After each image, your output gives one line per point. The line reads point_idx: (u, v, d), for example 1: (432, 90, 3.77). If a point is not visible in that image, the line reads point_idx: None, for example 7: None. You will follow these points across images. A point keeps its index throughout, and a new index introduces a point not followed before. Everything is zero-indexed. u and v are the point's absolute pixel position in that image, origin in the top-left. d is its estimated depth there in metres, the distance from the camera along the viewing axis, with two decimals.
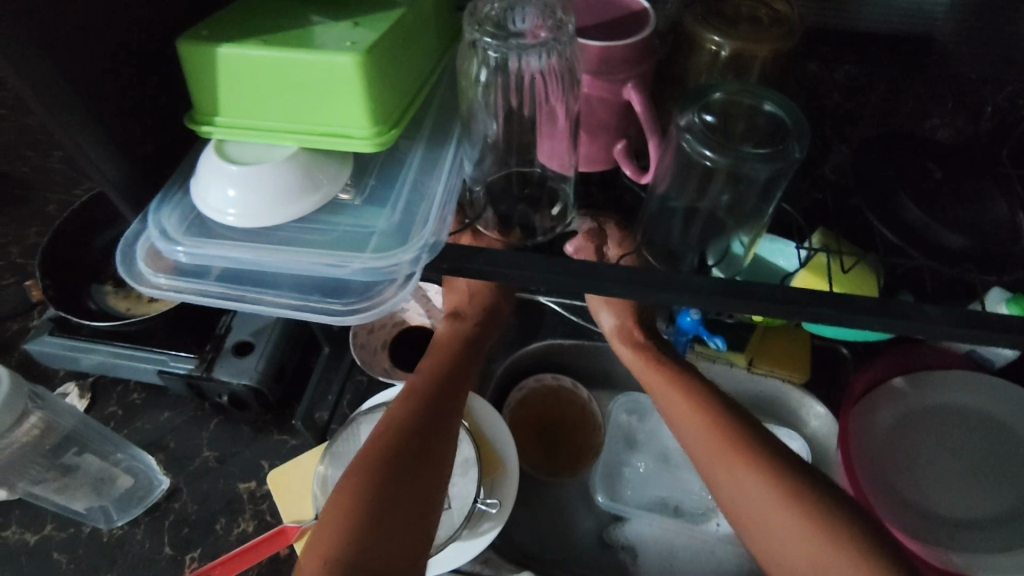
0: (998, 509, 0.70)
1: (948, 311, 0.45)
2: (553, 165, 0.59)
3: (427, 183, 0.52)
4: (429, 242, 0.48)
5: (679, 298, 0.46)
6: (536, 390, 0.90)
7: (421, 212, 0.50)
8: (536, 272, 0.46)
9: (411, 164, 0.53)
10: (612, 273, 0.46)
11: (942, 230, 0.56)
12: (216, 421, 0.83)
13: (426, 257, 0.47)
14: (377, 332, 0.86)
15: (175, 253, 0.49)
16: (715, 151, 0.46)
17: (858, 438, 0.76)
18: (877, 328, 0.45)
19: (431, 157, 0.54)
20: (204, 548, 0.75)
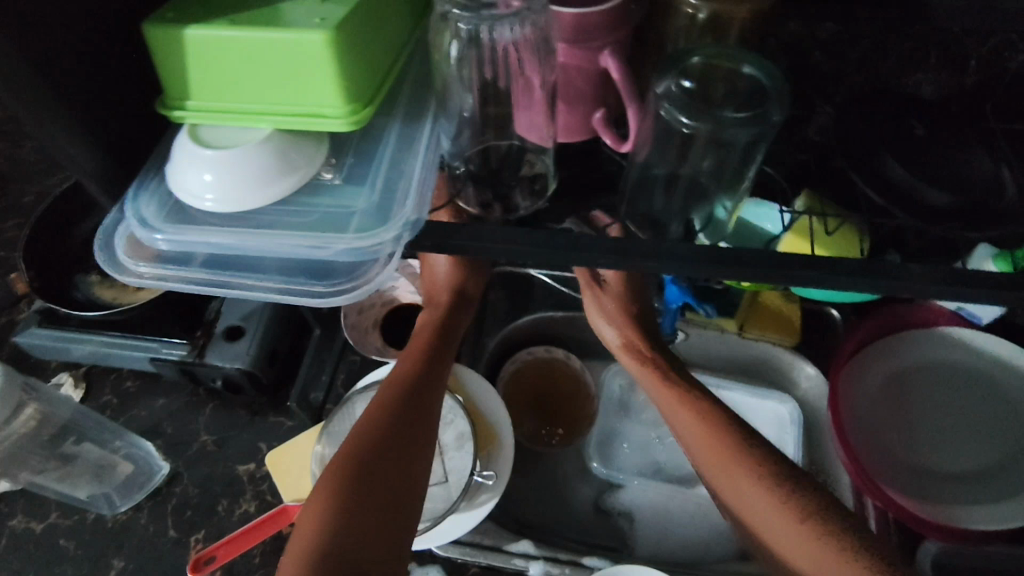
0: (987, 461, 0.71)
1: (931, 269, 0.45)
2: (532, 137, 0.58)
3: (404, 158, 0.51)
4: (410, 219, 0.47)
5: (665, 266, 0.46)
6: (530, 362, 0.90)
7: (401, 189, 0.49)
8: (521, 247, 0.46)
9: (390, 140, 0.52)
10: (597, 243, 0.46)
11: (923, 187, 0.59)
12: (213, 405, 0.84)
13: (409, 234, 0.47)
14: (366, 313, 0.87)
15: (156, 240, 0.48)
16: (694, 118, 0.46)
17: (848, 398, 0.77)
18: (861, 288, 0.45)
19: (409, 131, 0.53)
20: (207, 530, 0.76)
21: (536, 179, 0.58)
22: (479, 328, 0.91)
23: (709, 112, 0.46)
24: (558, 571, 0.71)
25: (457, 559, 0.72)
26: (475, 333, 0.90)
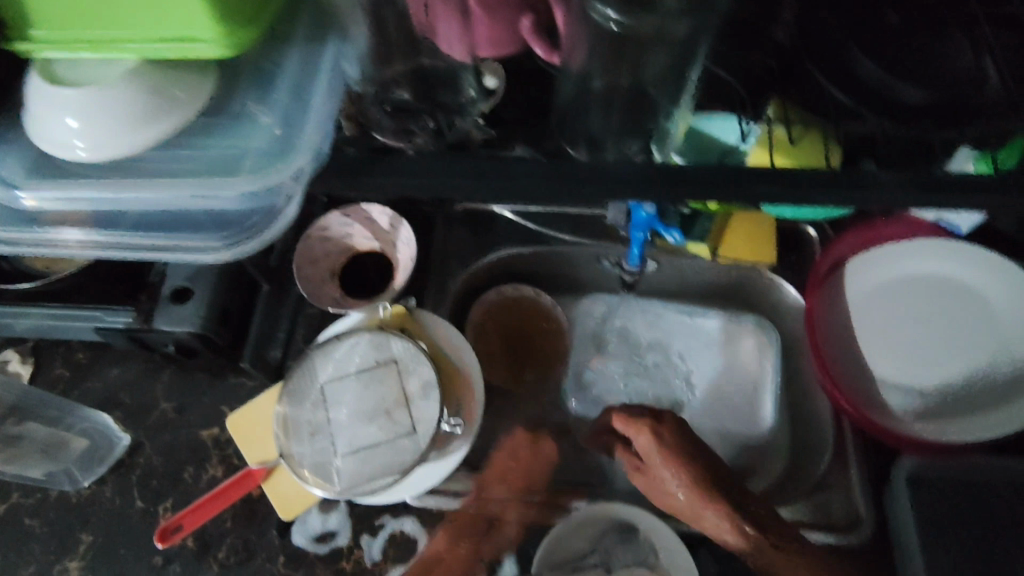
0: (975, 370, 0.68)
1: (900, 176, 0.43)
2: (456, 52, 0.52)
3: (308, 90, 0.50)
4: (310, 158, 0.47)
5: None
6: (497, 303, 0.86)
7: (303, 126, 0.49)
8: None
9: (290, 70, 0.50)
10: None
11: (895, 84, 0.53)
12: (170, 371, 0.80)
13: (297, 177, 0.48)
14: (320, 264, 0.81)
15: (24, 198, 0.53)
16: (625, 14, 0.39)
17: (825, 318, 0.75)
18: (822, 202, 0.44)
19: (313, 52, 0.50)
20: (175, 498, 0.74)
21: None
22: (442, 271, 0.86)
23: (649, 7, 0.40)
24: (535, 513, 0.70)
25: (434, 507, 0.71)
26: (438, 276, 0.86)
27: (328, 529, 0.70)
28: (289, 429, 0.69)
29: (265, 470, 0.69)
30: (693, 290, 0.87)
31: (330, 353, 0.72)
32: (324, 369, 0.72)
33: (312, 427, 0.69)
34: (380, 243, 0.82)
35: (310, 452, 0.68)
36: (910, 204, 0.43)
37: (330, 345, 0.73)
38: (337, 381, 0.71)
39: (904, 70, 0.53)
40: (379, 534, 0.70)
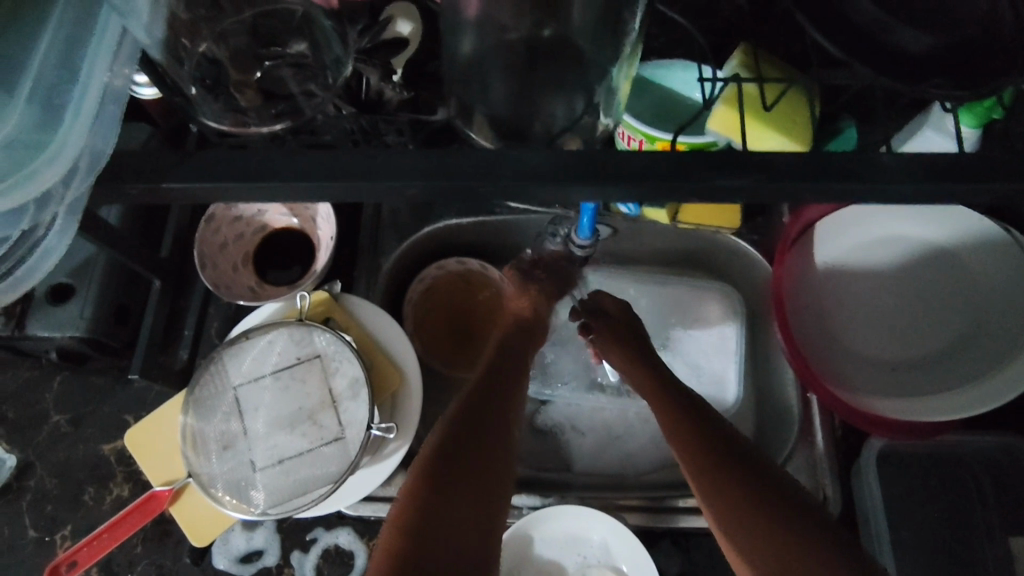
0: (953, 337, 0.62)
1: (908, 156, 0.30)
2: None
3: (72, 51, 0.31)
4: (92, 158, 0.31)
5: (504, 194, 0.30)
6: (441, 279, 0.76)
7: (66, 118, 0.31)
8: (293, 176, 0.30)
9: (68, 21, 0.31)
10: (406, 164, 0.30)
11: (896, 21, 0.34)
12: (59, 378, 0.69)
13: (86, 163, 0.31)
14: (229, 248, 0.68)
15: None
16: None
17: (793, 287, 0.68)
18: (807, 199, 0.30)
19: (82, 9, 0.32)
20: (76, 524, 0.65)
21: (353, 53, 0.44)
22: (374, 248, 0.74)
23: None
24: None
25: (371, 517, 0.64)
26: (370, 255, 0.73)
27: (253, 547, 0.63)
28: (197, 444, 0.60)
29: (171, 492, 0.60)
30: (656, 256, 0.79)
31: (243, 352, 0.63)
32: (238, 370, 0.63)
33: (224, 441, 0.61)
34: (298, 219, 0.70)
35: (221, 470, 0.60)
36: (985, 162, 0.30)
37: (240, 344, 0.63)
38: (253, 383, 0.63)
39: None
40: (311, 549, 0.63)
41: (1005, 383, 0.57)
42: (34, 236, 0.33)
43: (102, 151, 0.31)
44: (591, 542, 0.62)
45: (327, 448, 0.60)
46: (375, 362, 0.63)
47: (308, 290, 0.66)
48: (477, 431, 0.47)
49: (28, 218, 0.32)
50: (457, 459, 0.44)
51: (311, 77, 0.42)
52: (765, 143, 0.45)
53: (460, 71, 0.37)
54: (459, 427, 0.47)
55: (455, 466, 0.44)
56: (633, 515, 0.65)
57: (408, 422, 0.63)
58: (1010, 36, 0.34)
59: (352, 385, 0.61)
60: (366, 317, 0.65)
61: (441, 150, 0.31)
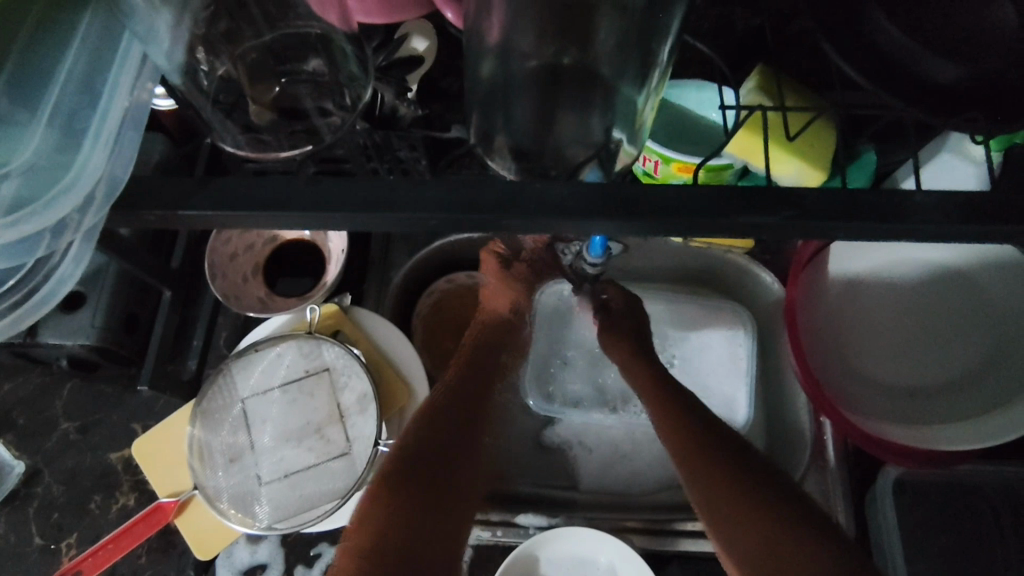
0: (972, 361, 0.60)
1: (940, 195, 0.30)
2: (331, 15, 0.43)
3: (93, 76, 0.32)
4: (111, 184, 0.31)
5: (523, 225, 0.30)
6: (450, 292, 0.75)
7: (86, 142, 0.31)
8: (311, 203, 0.30)
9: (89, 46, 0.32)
10: (424, 193, 0.30)
11: (923, 54, 0.34)
12: (69, 385, 0.70)
13: (101, 190, 0.31)
14: (239, 259, 0.68)
15: None
16: None
17: (804, 311, 0.67)
18: (832, 234, 0.30)
19: (105, 35, 0.33)
20: (81, 532, 0.65)
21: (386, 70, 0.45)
22: (384, 261, 0.74)
23: None
24: (490, 534, 0.65)
25: None
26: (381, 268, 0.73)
27: (257, 561, 0.63)
28: (204, 455, 0.60)
29: (177, 504, 0.60)
30: (666, 273, 0.79)
31: (251, 364, 0.63)
32: (246, 382, 0.63)
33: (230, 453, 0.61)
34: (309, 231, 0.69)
35: (228, 483, 0.60)
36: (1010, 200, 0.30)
37: (248, 357, 0.63)
38: (261, 395, 0.63)
39: (928, 29, 0.35)
40: (315, 564, 0.63)
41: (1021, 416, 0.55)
42: (50, 265, 0.33)
43: (121, 178, 0.31)
44: (597, 564, 0.61)
45: (334, 463, 0.60)
46: (382, 376, 0.63)
47: (318, 303, 0.66)
48: (445, 435, 0.49)
49: (45, 245, 0.31)
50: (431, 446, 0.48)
51: (327, 95, 0.42)
52: (780, 168, 0.45)
53: (481, 93, 0.37)
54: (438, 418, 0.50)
55: (424, 470, 0.46)
56: (638, 536, 0.65)
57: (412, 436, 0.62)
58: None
59: (360, 399, 0.61)
60: (374, 330, 0.65)
61: (459, 180, 0.31)
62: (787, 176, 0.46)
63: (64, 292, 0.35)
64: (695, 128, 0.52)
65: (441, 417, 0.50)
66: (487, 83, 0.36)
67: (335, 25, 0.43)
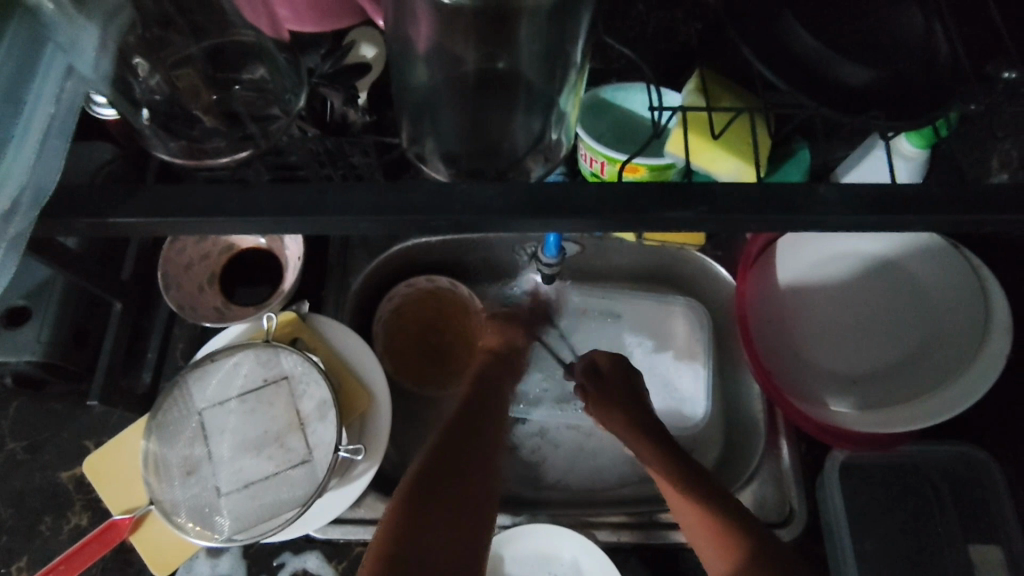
0: (910, 348, 0.63)
1: (846, 188, 0.32)
2: (262, 24, 0.43)
3: (17, 84, 0.31)
4: (36, 194, 0.31)
5: (459, 226, 0.31)
6: (410, 297, 0.75)
7: (9, 153, 0.30)
8: (247, 214, 0.31)
9: (13, 54, 0.31)
10: (362, 199, 0.31)
11: (836, 59, 0.36)
12: (15, 404, 0.67)
13: (27, 200, 0.31)
14: (195, 269, 0.67)
15: None
16: None
17: (755, 302, 0.69)
18: (753, 227, 0.32)
19: (28, 45, 0.31)
20: (31, 555, 0.63)
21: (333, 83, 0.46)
22: (343, 267, 0.74)
23: None
24: None
25: (340, 540, 0.63)
26: (338, 275, 0.73)
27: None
28: (159, 470, 0.59)
29: (132, 520, 0.59)
30: (624, 272, 0.80)
31: (207, 376, 0.62)
32: (202, 394, 0.62)
33: (187, 466, 0.60)
34: (266, 239, 0.68)
35: (185, 496, 0.59)
36: (922, 193, 0.32)
37: (204, 368, 0.62)
38: (218, 406, 0.62)
39: (841, 35, 0.37)
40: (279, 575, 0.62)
41: (955, 395, 0.58)
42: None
43: (47, 187, 0.31)
44: (561, 560, 0.62)
45: (295, 473, 0.60)
46: (344, 381, 0.63)
47: (276, 310, 0.65)
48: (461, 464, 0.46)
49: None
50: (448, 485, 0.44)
51: (272, 101, 0.43)
52: (719, 165, 0.46)
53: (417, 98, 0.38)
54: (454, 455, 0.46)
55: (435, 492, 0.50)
56: (601, 531, 0.65)
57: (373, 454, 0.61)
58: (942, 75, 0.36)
59: (320, 407, 0.61)
60: (338, 336, 0.65)
61: (398, 186, 0.31)
62: (725, 173, 0.46)
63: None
64: (642, 129, 0.53)
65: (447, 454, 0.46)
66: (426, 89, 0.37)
67: (264, 30, 0.44)
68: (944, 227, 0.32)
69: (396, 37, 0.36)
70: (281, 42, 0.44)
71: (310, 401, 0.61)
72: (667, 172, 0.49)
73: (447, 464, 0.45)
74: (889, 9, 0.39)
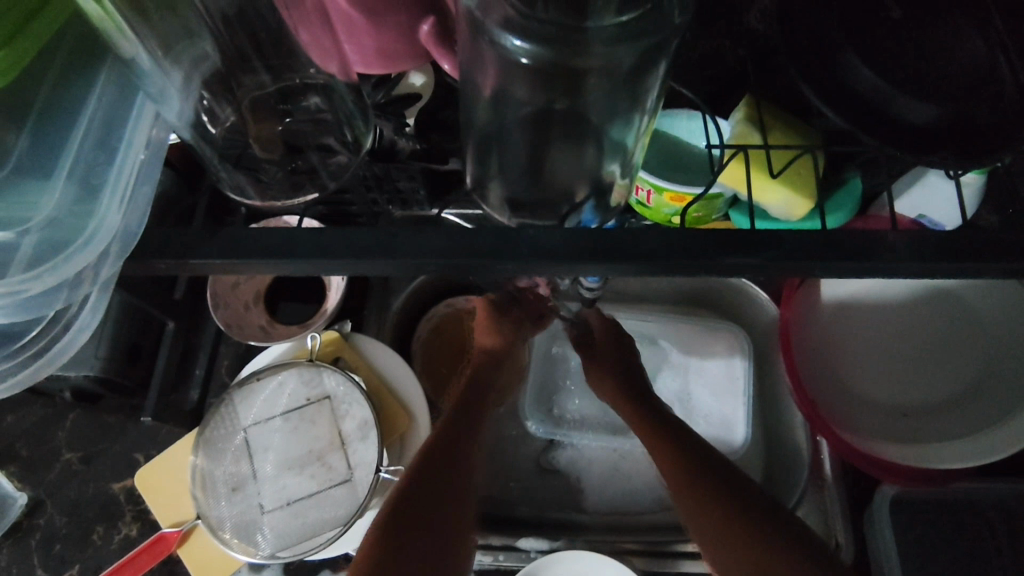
0: (964, 380, 0.61)
1: (907, 236, 0.31)
2: (332, 67, 0.43)
3: (109, 133, 0.34)
4: (124, 239, 0.32)
5: (512, 269, 0.32)
6: (450, 317, 0.75)
7: (103, 198, 0.33)
8: (308, 254, 0.32)
9: (103, 103, 0.34)
10: (419, 243, 0.32)
11: (898, 99, 0.36)
12: (73, 415, 0.70)
13: (116, 247, 0.32)
14: (241, 287, 0.68)
15: None
16: (529, 40, 0.28)
17: (800, 331, 0.68)
18: (811, 272, 0.31)
19: (120, 91, 0.35)
20: (83, 563, 0.65)
21: (387, 113, 0.48)
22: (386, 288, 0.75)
23: (559, 44, 0.28)
24: (491, 559, 0.64)
25: None
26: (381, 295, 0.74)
27: None
28: (206, 487, 0.61)
29: (180, 533, 0.61)
30: (662, 296, 0.80)
31: (254, 394, 0.64)
32: (249, 412, 0.64)
33: (234, 482, 0.61)
34: None
35: (230, 512, 0.60)
36: (989, 237, 0.31)
37: (251, 386, 0.64)
38: (263, 424, 0.63)
39: (903, 76, 0.36)
40: None
41: (1016, 432, 0.55)
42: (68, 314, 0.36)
43: (134, 232, 0.33)
44: None
45: (337, 492, 0.60)
46: (386, 402, 0.63)
47: (320, 330, 0.67)
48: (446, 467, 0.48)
49: (62, 300, 0.33)
50: (430, 489, 0.45)
51: (327, 131, 0.43)
52: (768, 196, 0.46)
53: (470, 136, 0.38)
54: (438, 462, 0.48)
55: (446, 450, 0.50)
56: (637, 559, 0.64)
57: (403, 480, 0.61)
58: (1011, 113, 0.35)
59: (364, 429, 0.61)
60: (384, 359, 0.65)
61: (454, 228, 0.32)
62: (776, 204, 0.46)
63: (84, 339, 0.37)
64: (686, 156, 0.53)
65: (428, 459, 0.48)
66: (481, 127, 0.38)
67: (334, 74, 0.43)
68: (1012, 276, 0.31)
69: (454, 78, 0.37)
70: (350, 83, 0.43)
71: (354, 421, 0.62)
72: (717, 201, 0.49)
73: (435, 461, 0.48)
74: (955, 47, 0.38)
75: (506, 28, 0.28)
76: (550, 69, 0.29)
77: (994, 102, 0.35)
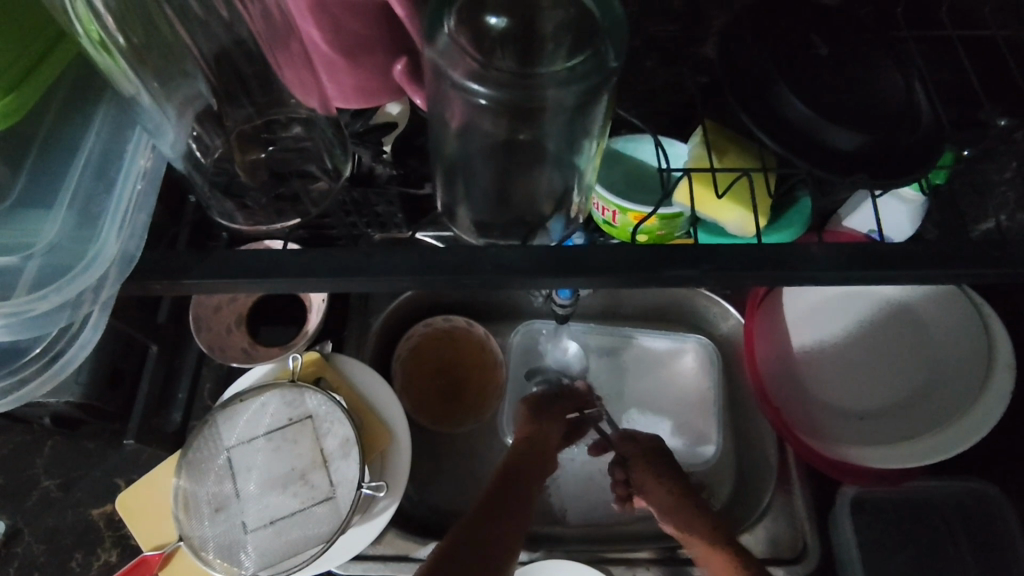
0: (916, 383, 0.65)
1: (835, 249, 0.35)
2: (313, 102, 0.45)
3: (108, 165, 0.41)
4: (124, 260, 0.36)
5: (484, 285, 0.34)
6: (428, 336, 0.77)
7: (100, 224, 0.38)
8: (295, 275, 0.35)
9: (101, 141, 0.41)
10: (398, 264, 0.34)
11: (829, 130, 0.39)
12: (52, 442, 0.70)
13: (117, 267, 0.36)
14: (224, 311, 0.70)
15: None
16: (486, 84, 0.31)
17: (764, 343, 0.71)
18: (755, 283, 0.35)
19: (118, 127, 0.42)
20: None
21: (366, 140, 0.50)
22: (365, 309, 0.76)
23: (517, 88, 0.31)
24: None
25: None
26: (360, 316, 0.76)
27: None
28: (190, 508, 0.61)
29: (161, 556, 0.61)
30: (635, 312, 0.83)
31: (236, 415, 0.65)
32: (231, 433, 0.65)
33: (217, 503, 0.62)
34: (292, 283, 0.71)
35: (214, 532, 0.61)
36: (908, 249, 0.35)
37: (234, 407, 0.65)
38: (245, 444, 0.65)
39: (835, 107, 0.40)
40: None
41: (964, 430, 0.59)
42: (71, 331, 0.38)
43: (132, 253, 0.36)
44: None
45: (320, 510, 0.62)
46: (368, 421, 0.65)
47: (300, 351, 0.68)
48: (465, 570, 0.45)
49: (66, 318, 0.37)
50: None
51: (309, 159, 0.46)
52: (725, 214, 0.49)
53: (444, 163, 0.41)
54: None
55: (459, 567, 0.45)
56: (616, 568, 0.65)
57: (386, 499, 0.63)
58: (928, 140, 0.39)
59: (347, 448, 0.63)
60: (368, 380, 0.67)
61: (430, 247, 0.35)
62: (732, 221, 0.50)
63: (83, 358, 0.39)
64: (648, 176, 0.56)
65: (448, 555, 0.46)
66: (452, 156, 0.40)
67: (316, 108, 0.45)
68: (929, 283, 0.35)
69: (428, 112, 0.39)
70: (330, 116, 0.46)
71: (336, 441, 0.63)
72: (677, 220, 0.52)
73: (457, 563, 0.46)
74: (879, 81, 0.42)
75: (467, 77, 0.32)
76: (509, 108, 0.32)
77: (912, 129, 0.40)
